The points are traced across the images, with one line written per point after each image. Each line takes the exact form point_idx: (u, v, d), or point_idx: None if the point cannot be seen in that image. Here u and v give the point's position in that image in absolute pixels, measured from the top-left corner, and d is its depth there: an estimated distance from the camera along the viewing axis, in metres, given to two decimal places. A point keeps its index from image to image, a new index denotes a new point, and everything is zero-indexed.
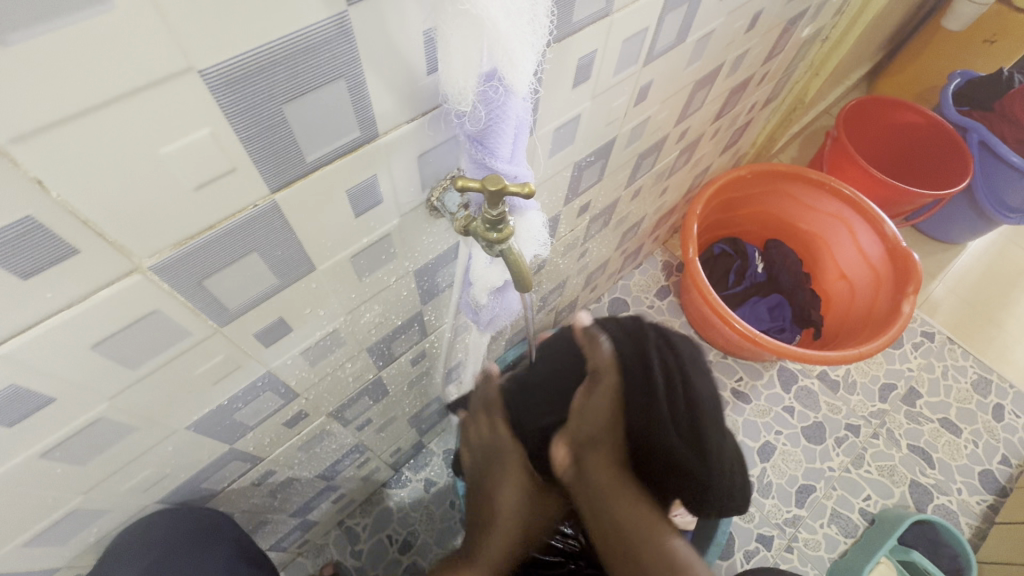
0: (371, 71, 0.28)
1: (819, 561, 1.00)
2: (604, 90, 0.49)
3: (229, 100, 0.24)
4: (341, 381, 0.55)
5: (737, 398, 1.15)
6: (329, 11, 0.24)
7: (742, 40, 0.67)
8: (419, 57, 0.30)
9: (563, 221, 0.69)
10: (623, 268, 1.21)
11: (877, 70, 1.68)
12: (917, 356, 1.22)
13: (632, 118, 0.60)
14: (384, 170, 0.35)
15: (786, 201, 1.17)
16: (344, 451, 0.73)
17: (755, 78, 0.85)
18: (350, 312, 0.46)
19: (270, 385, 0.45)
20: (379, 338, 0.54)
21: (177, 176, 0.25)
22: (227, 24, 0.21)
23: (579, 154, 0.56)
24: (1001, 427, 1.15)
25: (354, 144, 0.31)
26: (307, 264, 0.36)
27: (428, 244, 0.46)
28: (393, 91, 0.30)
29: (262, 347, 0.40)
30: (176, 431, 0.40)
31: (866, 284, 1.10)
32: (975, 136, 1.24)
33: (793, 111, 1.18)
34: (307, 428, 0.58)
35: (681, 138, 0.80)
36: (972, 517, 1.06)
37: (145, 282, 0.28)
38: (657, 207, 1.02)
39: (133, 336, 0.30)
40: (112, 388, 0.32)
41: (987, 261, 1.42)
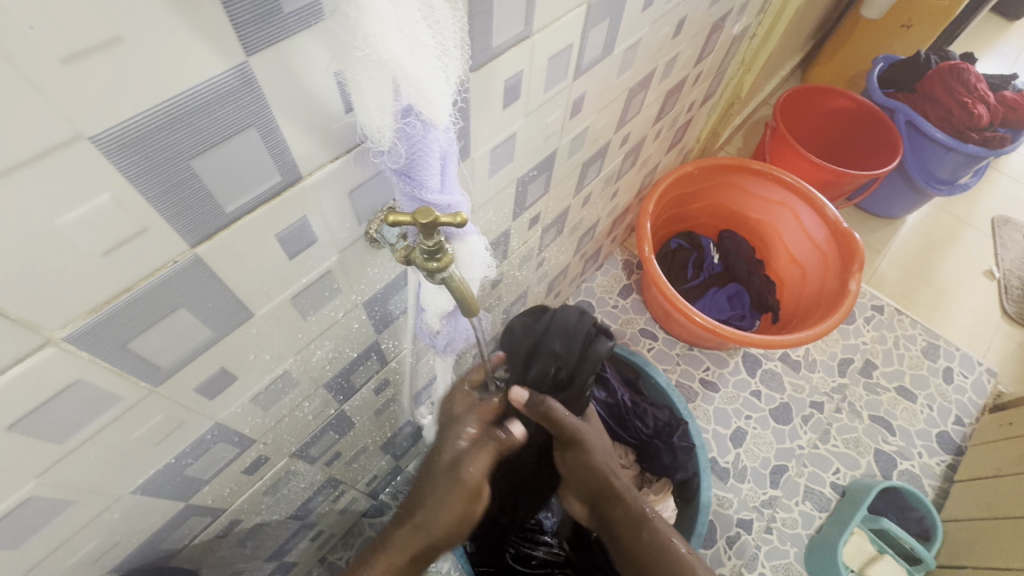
0: (283, 118, 0.28)
1: (798, 538, 1.03)
2: (537, 107, 0.50)
3: (127, 162, 0.23)
4: (301, 420, 0.54)
5: (706, 388, 1.18)
6: (226, 64, 0.23)
7: (670, 46, 0.69)
8: (334, 100, 0.29)
9: (514, 235, 0.69)
10: (585, 271, 1.23)
11: (808, 60, 1.76)
12: (870, 329, 1.27)
13: (571, 130, 0.61)
14: (313, 210, 0.34)
15: (734, 192, 1.21)
16: (315, 488, 0.71)
17: (690, 78, 0.87)
18: (299, 351, 0.45)
19: (221, 436, 0.44)
20: (335, 373, 0.53)
21: (82, 244, 0.24)
22: (109, 89, 0.21)
23: (521, 169, 0.57)
24: (952, 388, 1.20)
25: (276, 189, 0.30)
26: (243, 311, 0.35)
27: (373, 275, 0.46)
28: (311, 133, 0.30)
29: (206, 400, 0.39)
30: (121, 497, 0.38)
31: (815, 265, 1.14)
32: (902, 117, 1.33)
33: (732, 105, 1.22)
34: (270, 472, 0.56)
35: (624, 143, 0.82)
36: (934, 478, 1.10)
37: (63, 354, 0.27)
38: (610, 209, 1.04)
39: (58, 410, 0.29)
40: (39, 466, 0.30)
41: (922, 231, 1.51)
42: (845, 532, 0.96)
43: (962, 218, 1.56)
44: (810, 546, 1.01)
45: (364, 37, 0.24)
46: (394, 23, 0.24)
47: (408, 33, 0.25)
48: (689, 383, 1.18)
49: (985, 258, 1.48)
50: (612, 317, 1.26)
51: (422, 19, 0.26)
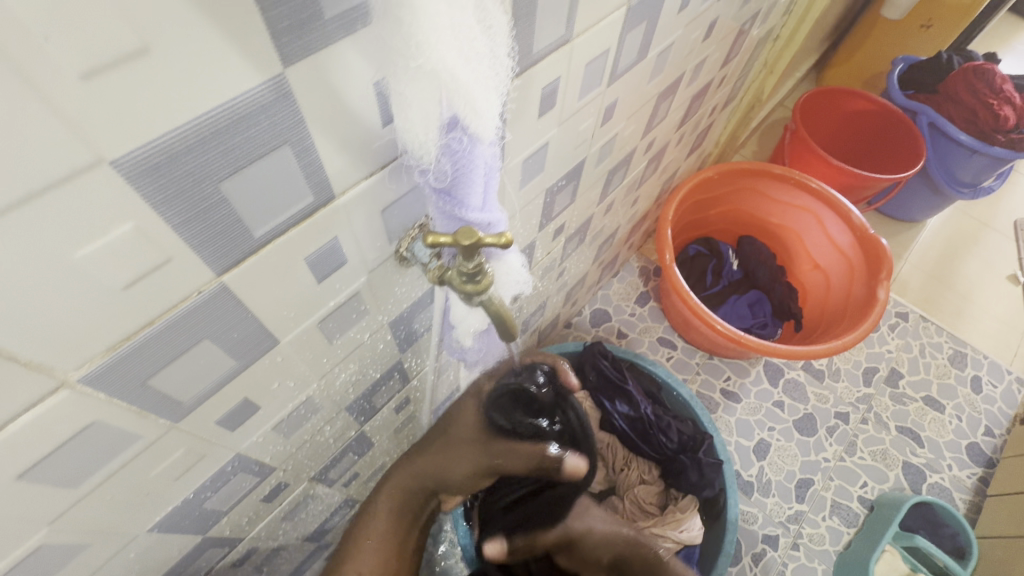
0: (317, 133, 0.25)
1: (825, 555, 1.00)
2: (571, 115, 0.47)
3: (153, 187, 0.21)
4: (321, 444, 0.51)
5: (727, 398, 1.15)
6: (262, 77, 0.21)
7: (700, 49, 0.67)
8: (373, 112, 0.27)
9: (538, 247, 0.67)
10: (602, 278, 1.20)
11: (823, 61, 1.73)
12: (895, 337, 1.24)
13: (600, 137, 0.58)
14: (344, 230, 0.31)
15: (754, 197, 1.18)
16: (332, 509, 0.68)
17: (715, 82, 0.85)
18: (323, 376, 0.42)
19: (242, 466, 0.41)
20: (357, 395, 0.51)
21: (101, 278, 0.21)
22: (135, 104, 0.18)
23: (550, 180, 0.54)
24: (981, 398, 1.16)
25: (308, 209, 0.28)
26: (269, 339, 0.33)
27: (401, 293, 0.43)
28: (347, 149, 0.27)
29: (227, 432, 0.36)
30: (138, 536, 0.36)
31: (839, 272, 1.11)
32: (925, 119, 1.30)
33: (752, 108, 1.19)
34: (289, 498, 0.53)
35: (648, 149, 0.79)
36: (965, 492, 1.06)
37: (78, 395, 0.24)
38: (629, 216, 1.01)
39: (72, 453, 0.26)
40: (51, 513, 0.28)
41: (943, 236, 1.49)
42: (875, 550, 0.93)
43: (984, 223, 1.53)
44: (839, 564, 0.98)
45: (417, 44, 0.22)
46: (450, 28, 0.22)
47: (462, 41, 0.23)
48: (710, 393, 1.15)
49: (1009, 263, 1.46)
50: (630, 326, 1.23)
51: (477, 24, 0.23)
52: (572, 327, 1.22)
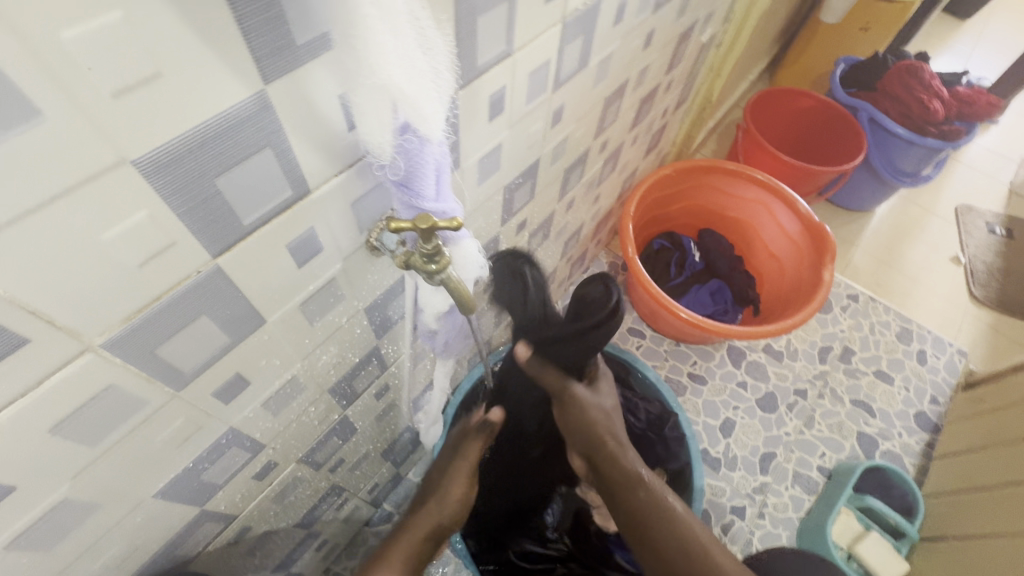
0: (294, 137, 0.31)
1: (789, 522, 1.07)
2: (520, 119, 0.53)
3: (163, 182, 0.26)
4: (307, 426, 0.56)
5: (694, 381, 1.22)
6: (247, 92, 0.26)
7: (642, 56, 0.74)
8: (338, 118, 0.32)
9: (503, 241, 0.72)
10: (573, 274, 1.27)
11: (775, 63, 1.84)
12: (847, 317, 1.32)
13: (552, 138, 0.64)
14: (320, 221, 0.37)
15: (710, 192, 1.27)
16: (320, 495, 0.73)
17: (662, 85, 0.92)
18: (307, 357, 0.47)
19: (235, 440, 0.46)
20: (339, 378, 0.56)
21: (121, 257, 0.27)
22: (148, 115, 0.23)
23: (507, 177, 0.60)
24: (927, 370, 1.25)
25: (288, 203, 0.33)
26: (257, 319, 0.38)
27: (374, 281, 0.49)
28: (317, 151, 0.33)
29: (221, 406, 0.41)
30: (145, 501, 0.40)
31: (790, 258, 1.19)
32: (865, 114, 1.39)
33: (704, 109, 1.27)
34: (279, 478, 0.58)
35: (603, 149, 0.86)
36: (914, 456, 1.15)
37: (99, 360, 0.29)
38: (593, 213, 1.07)
39: (93, 414, 0.31)
40: (73, 469, 0.32)
41: (890, 223, 1.59)
42: (833, 512, 0.99)
43: (927, 208, 1.65)
44: (801, 529, 1.05)
45: (370, 65, 0.28)
46: (395, 51, 0.28)
47: (408, 61, 0.28)
48: (678, 377, 1.22)
49: (951, 246, 1.57)
50: None
51: (420, 48, 0.29)
52: None
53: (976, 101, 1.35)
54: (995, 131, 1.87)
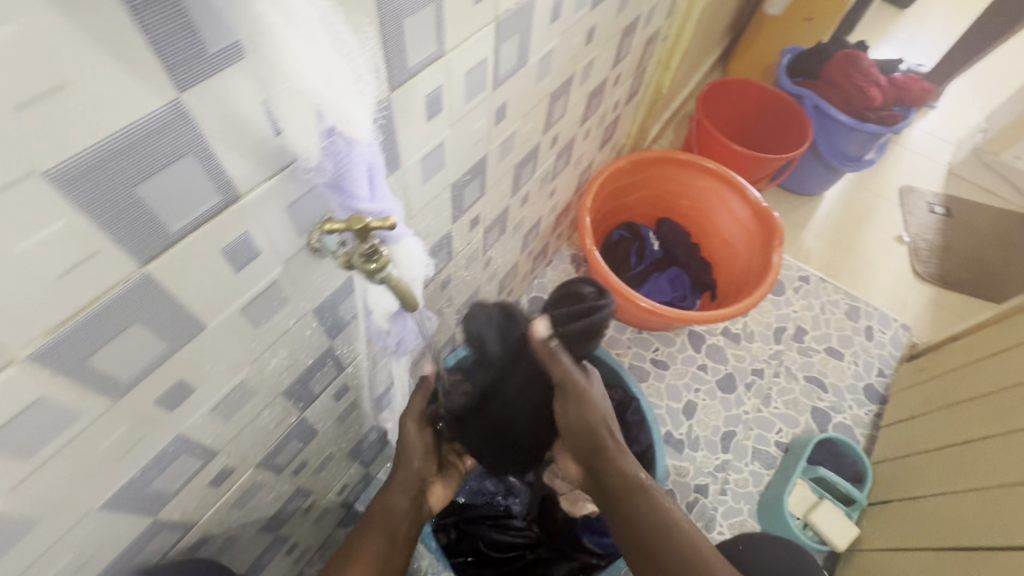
0: (217, 142, 0.31)
1: (749, 496, 1.12)
2: (460, 117, 0.55)
3: (78, 192, 0.26)
4: (262, 430, 0.56)
5: (657, 367, 1.26)
6: (160, 100, 0.27)
7: (585, 52, 0.76)
8: (263, 123, 0.33)
9: (456, 237, 0.73)
10: (536, 268, 1.29)
11: (726, 55, 1.89)
12: (799, 298, 1.38)
13: (498, 135, 0.65)
14: (254, 224, 0.37)
15: (666, 182, 1.30)
16: (284, 499, 0.73)
17: (610, 79, 0.94)
18: (255, 360, 0.47)
19: (185, 448, 0.46)
20: (292, 380, 0.56)
21: (40, 268, 0.27)
22: (54, 127, 0.24)
23: (453, 175, 0.61)
24: (874, 344, 1.32)
25: (216, 208, 0.34)
26: (196, 324, 0.38)
27: (320, 283, 0.49)
28: (243, 156, 0.33)
29: (165, 413, 0.41)
30: (90, 513, 0.40)
31: (742, 243, 1.24)
32: (809, 102, 1.44)
33: (656, 101, 1.30)
34: (236, 484, 0.58)
35: (554, 144, 0.88)
36: (864, 427, 1.21)
37: (27, 372, 0.29)
38: (550, 206, 1.09)
39: (25, 426, 0.31)
40: (7, 483, 0.32)
41: (839, 206, 1.67)
42: (788, 484, 1.04)
43: (872, 191, 1.73)
44: (760, 502, 1.10)
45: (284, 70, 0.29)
46: (309, 55, 0.29)
47: (321, 63, 0.30)
48: (641, 364, 1.26)
49: (895, 226, 1.65)
50: None
51: (336, 52, 0.31)
52: None
53: (910, 88, 1.41)
54: (933, 115, 1.97)
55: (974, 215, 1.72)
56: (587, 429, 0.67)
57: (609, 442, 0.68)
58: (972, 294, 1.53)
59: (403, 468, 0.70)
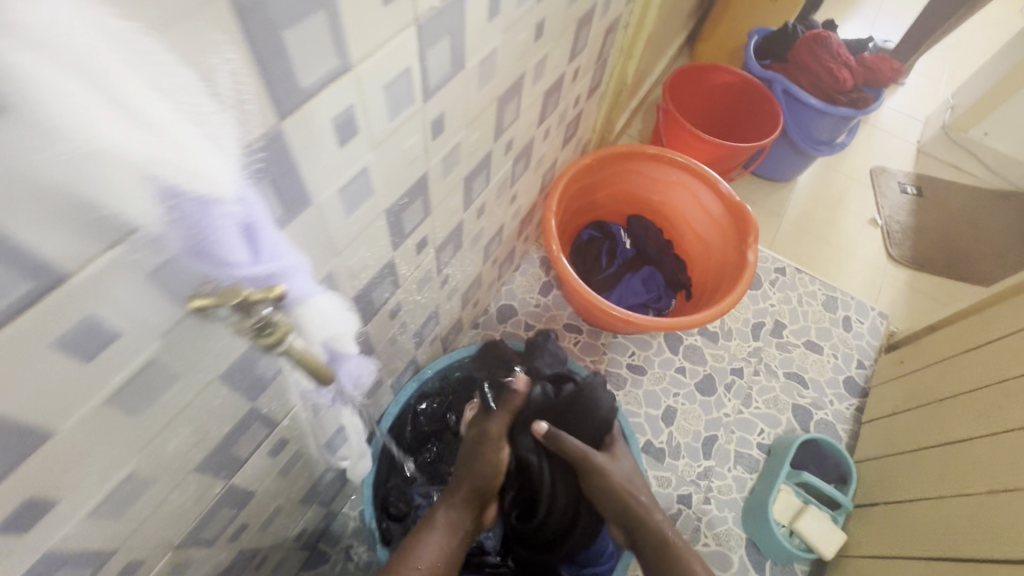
0: (7, 217, 0.23)
1: (733, 503, 1.08)
2: (385, 137, 0.46)
3: None
4: (174, 512, 0.48)
5: (634, 372, 1.21)
6: None
7: (535, 48, 0.68)
8: (74, 184, 0.24)
9: (401, 263, 0.65)
10: (502, 275, 1.21)
11: (693, 36, 1.82)
12: (776, 291, 1.34)
13: (438, 150, 0.57)
14: (101, 303, 0.29)
15: (636, 177, 1.23)
16: (225, 565, 0.65)
17: (568, 74, 0.86)
18: (144, 447, 0.39)
19: (59, 562, 0.38)
20: (207, 453, 0.48)
21: None
22: None
23: (386, 201, 0.53)
24: (852, 335, 1.29)
25: (31, 296, 0.25)
26: (36, 433, 0.30)
27: (222, 348, 0.41)
28: (55, 229, 0.25)
29: (14, 537, 0.33)
30: None
31: (715, 239, 1.19)
32: (779, 87, 1.39)
33: (621, 92, 1.23)
34: (151, 573, 0.50)
35: (509, 149, 0.80)
36: (846, 422, 1.18)
37: None
38: (513, 213, 1.02)
39: None
40: None
41: (812, 191, 1.63)
42: (773, 490, 1.01)
43: (845, 174, 1.69)
44: (745, 508, 1.07)
45: (95, 129, 0.24)
46: (127, 113, 0.25)
47: (146, 119, 0.26)
48: (618, 370, 1.20)
49: (868, 209, 1.63)
50: (537, 317, 1.25)
51: (169, 106, 0.26)
52: (480, 326, 1.22)
53: (880, 68, 1.37)
54: (902, 92, 1.94)
55: (945, 194, 1.71)
56: (614, 487, 0.86)
57: (639, 507, 0.85)
58: (947, 276, 1.52)
59: (470, 472, 0.84)
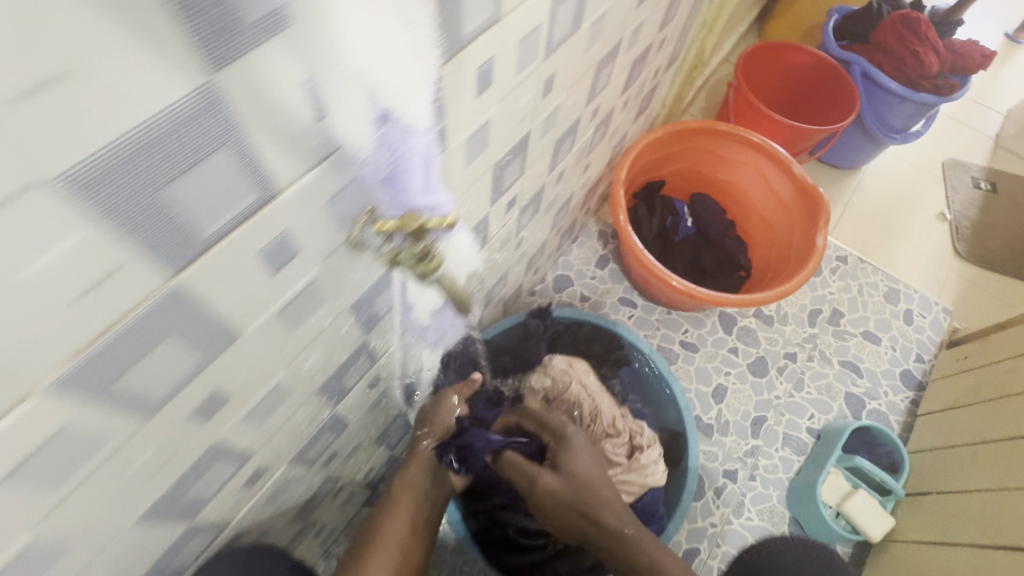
0: (256, 136, 0.26)
1: (779, 482, 1.10)
2: (510, 90, 0.48)
3: (98, 201, 0.21)
4: (296, 427, 0.54)
5: (686, 349, 1.22)
6: (187, 84, 0.21)
7: (635, 14, 0.68)
8: (304, 108, 0.27)
9: (493, 220, 0.68)
10: (562, 245, 1.23)
11: (765, 14, 1.76)
12: (836, 279, 1.32)
13: (543, 109, 0.59)
14: (293, 224, 0.33)
15: (704, 155, 1.23)
16: (314, 489, 0.71)
17: (654, 44, 0.86)
18: (291, 362, 0.44)
19: (220, 454, 0.43)
20: (328, 377, 0.53)
21: (54, 291, 0.22)
22: (67, 128, 0.19)
23: (497, 155, 0.56)
24: (913, 328, 1.27)
25: (252, 208, 0.29)
26: (232, 333, 0.34)
27: (358, 279, 0.44)
28: (280, 148, 0.28)
29: (201, 424, 0.38)
30: (126, 529, 0.37)
31: (781, 222, 1.18)
32: (858, 69, 1.34)
33: (695, 67, 1.21)
34: (272, 480, 0.56)
35: (593, 117, 0.81)
36: (899, 414, 1.17)
37: (48, 400, 0.25)
38: (582, 182, 1.03)
39: (49, 459, 0.27)
40: (35, 512, 0.29)
41: (878, 180, 1.58)
42: (823, 472, 1.02)
43: (914, 165, 1.63)
44: (790, 488, 1.08)
45: (358, 53, 0.27)
46: (381, 44, 0.28)
47: (392, 51, 0.29)
48: (670, 346, 1.22)
49: (936, 202, 1.57)
50: (592, 289, 1.27)
51: (405, 40, 0.30)
52: (536, 294, 1.25)
53: (971, 53, 1.31)
54: (982, 82, 1.84)
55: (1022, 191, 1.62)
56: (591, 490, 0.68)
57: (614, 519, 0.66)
58: (1015, 276, 1.46)
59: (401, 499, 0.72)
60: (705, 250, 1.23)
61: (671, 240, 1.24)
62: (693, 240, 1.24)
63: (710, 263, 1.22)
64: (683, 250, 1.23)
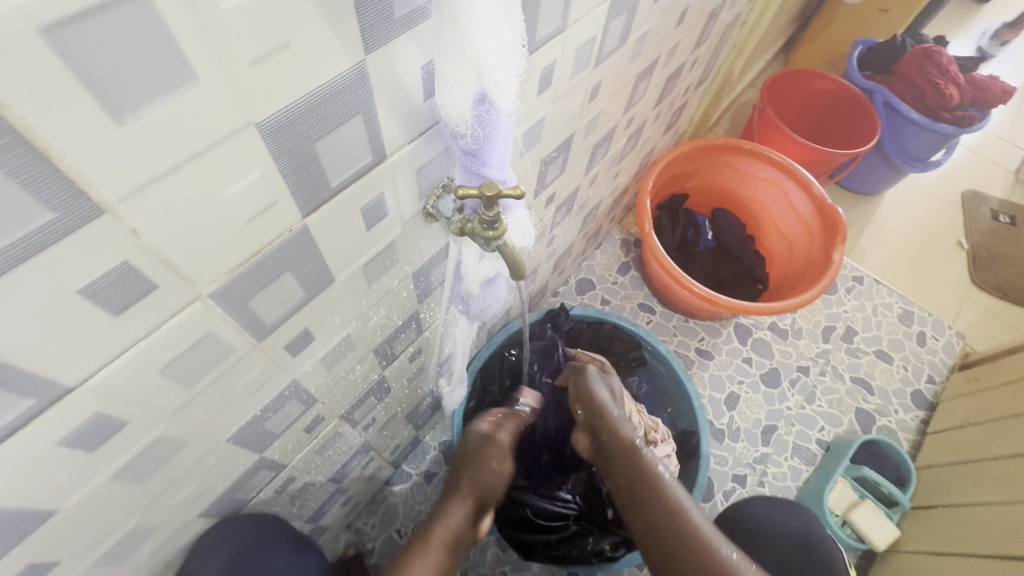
0: (381, 108, 0.32)
1: (787, 490, 1.13)
2: (563, 93, 0.55)
3: (277, 146, 0.28)
4: (351, 383, 0.60)
5: (702, 356, 1.26)
6: (352, 62, 0.28)
7: (673, 34, 0.75)
8: (417, 87, 0.34)
9: (533, 212, 0.75)
10: (586, 250, 1.29)
11: (792, 44, 1.83)
12: (851, 298, 1.36)
13: (588, 113, 0.66)
14: (390, 187, 0.39)
15: (726, 171, 1.28)
16: (352, 452, 0.77)
17: (687, 63, 0.93)
18: (360, 316, 0.50)
19: (295, 393, 0.49)
20: (383, 338, 0.59)
21: (232, 214, 0.28)
22: (275, 85, 0.25)
23: (545, 151, 0.62)
24: (925, 350, 1.30)
25: (367, 167, 0.35)
26: (328, 277, 0.40)
27: (424, 247, 0.51)
28: (396, 118, 0.34)
29: (289, 358, 0.44)
30: (219, 444, 0.43)
31: (800, 238, 1.23)
32: (880, 98, 1.39)
33: (722, 88, 1.28)
34: (323, 432, 0.62)
35: (628, 126, 0.87)
36: (909, 432, 1.20)
37: (205, 307, 0.31)
38: (612, 188, 1.09)
39: (191, 360, 0.34)
40: (171, 407, 0.35)
41: (897, 207, 1.62)
42: (830, 480, 1.05)
43: (933, 194, 1.67)
44: (799, 497, 1.11)
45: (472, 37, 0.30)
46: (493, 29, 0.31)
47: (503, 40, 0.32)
48: (686, 352, 1.27)
49: (954, 231, 1.60)
50: (613, 293, 1.33)
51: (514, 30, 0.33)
52: (559, 295, 1.31)
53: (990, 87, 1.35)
54: (1004, 119, 1.88)
55: None
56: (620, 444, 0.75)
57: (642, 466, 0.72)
58: None
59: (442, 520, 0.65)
60: (723, 262, 1.28)
61: (692, 251, 1.29)
62: (712, 253, 1.29)
63: (728, 275, 1.27)
64: (702, 261, 1.28)
